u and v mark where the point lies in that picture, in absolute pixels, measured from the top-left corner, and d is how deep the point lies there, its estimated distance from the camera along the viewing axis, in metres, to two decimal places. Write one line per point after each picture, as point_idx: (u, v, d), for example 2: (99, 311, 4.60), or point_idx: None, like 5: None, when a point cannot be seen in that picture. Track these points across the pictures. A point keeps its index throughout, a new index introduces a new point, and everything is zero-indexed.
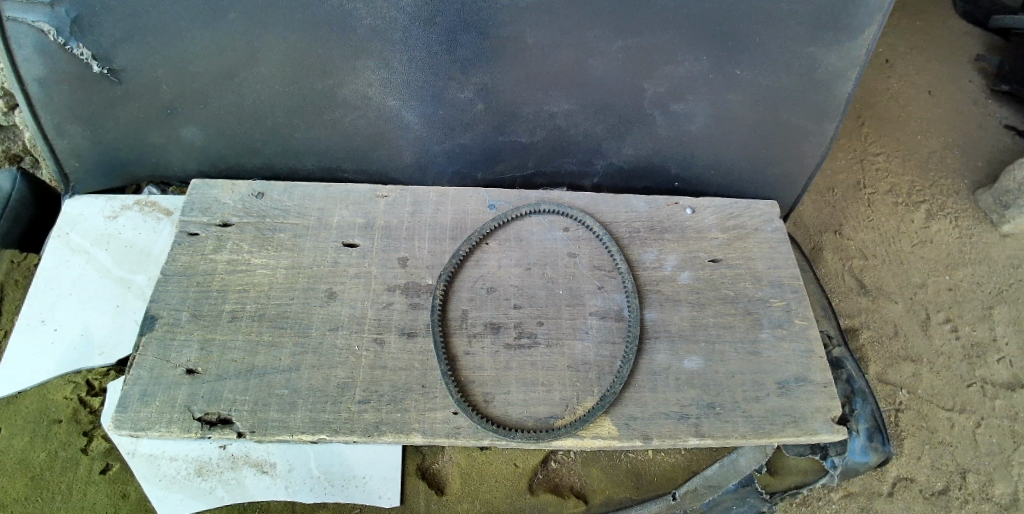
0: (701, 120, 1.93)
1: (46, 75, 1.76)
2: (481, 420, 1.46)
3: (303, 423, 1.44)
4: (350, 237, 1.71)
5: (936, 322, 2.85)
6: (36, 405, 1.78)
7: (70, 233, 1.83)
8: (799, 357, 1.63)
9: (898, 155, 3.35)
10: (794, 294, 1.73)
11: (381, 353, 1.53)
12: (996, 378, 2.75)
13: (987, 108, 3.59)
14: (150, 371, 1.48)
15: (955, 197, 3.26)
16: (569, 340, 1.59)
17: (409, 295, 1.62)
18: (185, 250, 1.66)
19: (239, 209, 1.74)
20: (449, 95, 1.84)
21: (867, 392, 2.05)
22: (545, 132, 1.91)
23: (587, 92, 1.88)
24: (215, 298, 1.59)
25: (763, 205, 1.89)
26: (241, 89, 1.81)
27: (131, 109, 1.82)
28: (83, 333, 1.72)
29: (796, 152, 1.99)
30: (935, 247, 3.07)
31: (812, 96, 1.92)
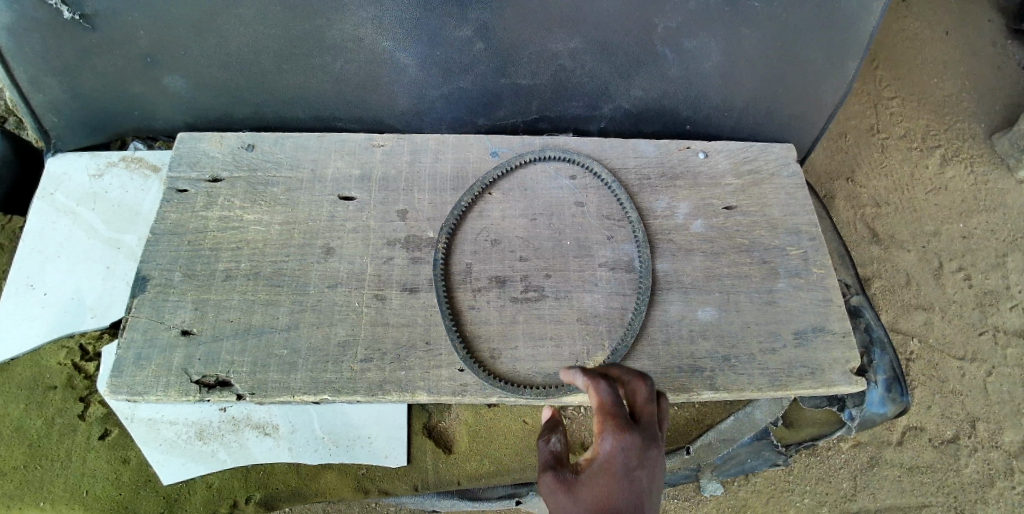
0: (714, 58, 1.81)
1: (15, 22, 1.64)
2: (485, 373, 1.42)
3: (304, 384, 1.40)
4: (346, 190, 1.63)
5: (949, 271, 2.78)
6: (31, 371, 1.68)
7: (54, 193, 1.74)
8: (817, 306, 1.57)
9: (914, 97, 3.21)
10: (812, 242, 1.65)
11: (382, 309, 1.47)
12: (1008, 326, 2.70)
13: (1006, 48, 3.43)
14: (143, 333, 1.43)
15: (971, 141, 3.14)
16: (578, 292, 1.52)
17: (410, 249, 1.55)
18: (173, 208, 1.58)
19: (229, 163, 1.65)
20: (446, 33, 1.74)
21: (886, 342, 2.00)
22: (549, 73, 1.79)
23: (594, 29, 1.77)
24: (208, 256, 1.52)
25: (779, 149, 1.79)
26: (225, 33, 1.70)
27: (109, 58, 1.71)
28: (74, 296, 1.66)
29: (814, 89, 1.87)
30: (950, 194, 2.97)
31: (835, 29, 1.80)
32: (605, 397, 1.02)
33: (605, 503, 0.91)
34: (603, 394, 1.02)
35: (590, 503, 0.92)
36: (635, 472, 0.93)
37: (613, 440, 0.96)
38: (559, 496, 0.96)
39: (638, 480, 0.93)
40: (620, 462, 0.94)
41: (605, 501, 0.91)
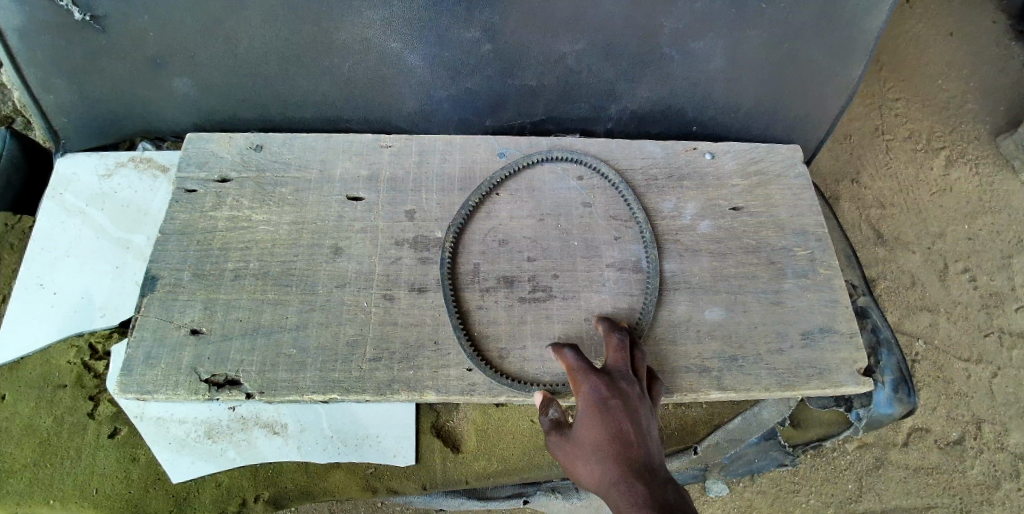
0: (721, 59, 1.81)
1: (25, 25, 1.65)
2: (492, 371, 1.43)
3: (313, 383, 1.40)
4: (355, 190, 1.63)
5: (955, 272, 2.78)
6: (41, 370, 1.69)
7: (64, 193, 1.75)
8: (824, 307, 1.57)
9: (919, 98, 3.21)
10: (819, 243, 1.65)
11: (391, 309, 1.48)
12: (1014, 327, 2.69)
13: (1011, 48, 3.42)
14: (153, 332, 1.44)
15: (976, 142, 3.14)
16: (585, 292, 1.53)
17: (418, 249, 1.55)
18: (183, 208, 1.60)
19: (238, 163, 1.66)
20: (454, 35, 1.73)
21: (893, 342, 1.99)
22: (555, 74, 1.80)
23: (601, 31, 1.76)
24: (217, 256, 1.53)
25: (786, 149, 1.80)
26: (232, 34, 1.70)
27: (119, 59, 1.72)
28: (83, 296, 1.66)
29: (820, 89, 1.88)
30: (955, 195, 2.97)
31: (841, 30, 1.80)
32: (579, 359, 1.25)
33: (593, 430, 1.10)
34: (574, 358, 1.26)
35: (583, 438, 1.11)
36: (610, 400, 1.13)
37: (587, 382, 1.18)
38: (565, 448, 1.14)
39: (612, 404, 1.12)
40: (594, 396, 1.15)
41: (592, 429, 1.10)
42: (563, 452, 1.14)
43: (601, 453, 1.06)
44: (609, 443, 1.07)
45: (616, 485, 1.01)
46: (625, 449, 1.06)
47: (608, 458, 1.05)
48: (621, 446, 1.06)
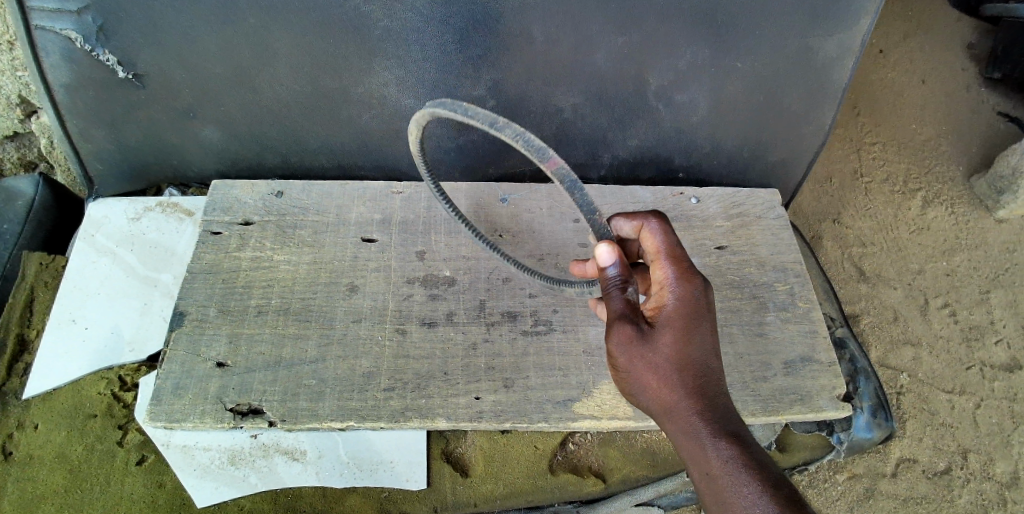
0: (704, 110, 1.97)
1: (72, 80, 1.80)
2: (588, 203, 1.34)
3: (331, 411, 1.50)
4: (369, 232, 1.79)
5: (935, 307, 2.93)
6: (72, 400, 1.74)
7: (94, 235, 1.89)
8: (804, 337, 1.70)
9: (893, 143, 3.42)
10: (797, 278, 1.80)
11: (403, 342, 1.60)
12: (994, 360, 2.82)
13: (980, 95, 3.67)
14: (181, 365, 1.54)
15: (950, 184, 3.34)
16: (583, 326, 1.65)
17: (428, 287, 1.69)
18: (209, 248, 1.74)
19: (260, 208, 1.82)
20: (462, 93, 1.86)
21: (870, 371, 2.12)
22: (553, 126, 1.96)
23: (595, 86, 1.90)
24: (241, 294, 1.65)
25: (764, 194, 1.98)
26: (259, 92, 1.85)
27: (153, 111, 1.87)
28: (113, 332, 1.76)
29: (795, 139, 2.06)
30: (932, 233, 3.14)
31: (811, 84, 1.96)
32: (668, 251, 1.25)
33: (683, 350, 1.17)
34: (669, 247, 1.24)
35: (667, 349, 1.16)
36: (703, 319, 1.19)
37: (685, 289, 1.20)
38: (639, 346, 1.16)
39: (704, 322, 1.19)
40: (692, 307, 1.19)
41: (682, 347, 1.17)
42: (631, 350, 1.16)
43: (684, 369, 1.16)
44: (694, 361, 1.17)
45: (700, 417, 1.13)
46: (706, 371, 1.17)
47: (694, 383, 1.16)
48: (702, 366, 1.17)
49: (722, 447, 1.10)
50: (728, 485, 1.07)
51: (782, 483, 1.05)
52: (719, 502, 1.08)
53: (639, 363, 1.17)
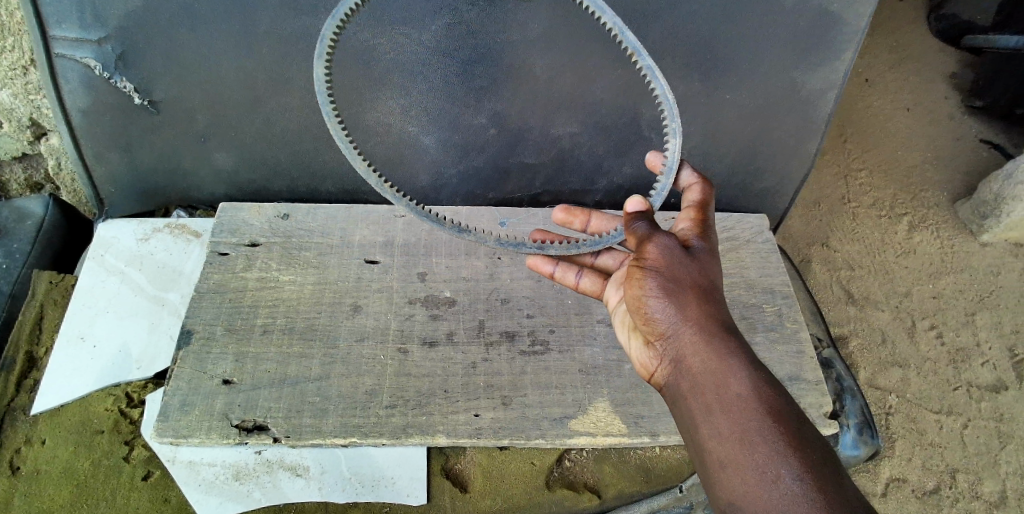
0: (696, 139, 2.06)
1: (90, 105, 1.89)
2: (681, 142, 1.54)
3: (335, 428, 1.54)
4: (372, 254, 1.85)
5: (922, 329, 3.00)
6: (79, 417, 1.76)
7: (104, 255, 1.95)
8: (791, 357, 1.76)
9: (880, 169, 3.54)
10: (785, 300, 1.87)
11: (405, 361, 1.65)
12: (981, 381, 2.88)
13: (964, 123, 3.80)
14: (188, 382, 1.59)
15: (935, 209, 3.44)
16: (579, 346, 1.72)
17: (429, 307, 1.75)
18: (216, 269, 1.79)
19: (266, 230, 1.89)
20: (463, 121, 1.96)
21: (855, 390, 2.13)
22: (551, 153, 2.05)
23: (591, 116, 1.98)
24: (247, 313, 1.70)
25: (754, 219, 2.07)
26: (270, 118, 1.93)
27: (167, 136, 1.96)
28: (121, 349, 1.80)
29: (781, 168, 2.15)
30: (919, 257, 3.24)
31: (797, 116, 2.05)
32: (704, 207, 1.43)
33: (704, 279, 1.23)
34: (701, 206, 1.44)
35: (690, 271, 1.23)
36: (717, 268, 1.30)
37: (707, 240, 1.34)
38: (678, 254, 1.25)
39: (717, 271, 1.29)
40: (710, 253, 1.31)
41: (711, 279, 1.25)
42: (668, 254, 1.25)
43: (705, 294, 1.21)
44: (712, 293, 1.23)
45: (727, 341, 1.13)
46: (720, 308, 1.22)
47: (721, 312, 1.20)
48: (716, 301, 1.22)
49: (750, 372, 1.08)
50: (752, 406, 1.02)
51: (802, 423, 1.02)
52: (738, 421, 1.01)
53: (675, 270, 1.23)
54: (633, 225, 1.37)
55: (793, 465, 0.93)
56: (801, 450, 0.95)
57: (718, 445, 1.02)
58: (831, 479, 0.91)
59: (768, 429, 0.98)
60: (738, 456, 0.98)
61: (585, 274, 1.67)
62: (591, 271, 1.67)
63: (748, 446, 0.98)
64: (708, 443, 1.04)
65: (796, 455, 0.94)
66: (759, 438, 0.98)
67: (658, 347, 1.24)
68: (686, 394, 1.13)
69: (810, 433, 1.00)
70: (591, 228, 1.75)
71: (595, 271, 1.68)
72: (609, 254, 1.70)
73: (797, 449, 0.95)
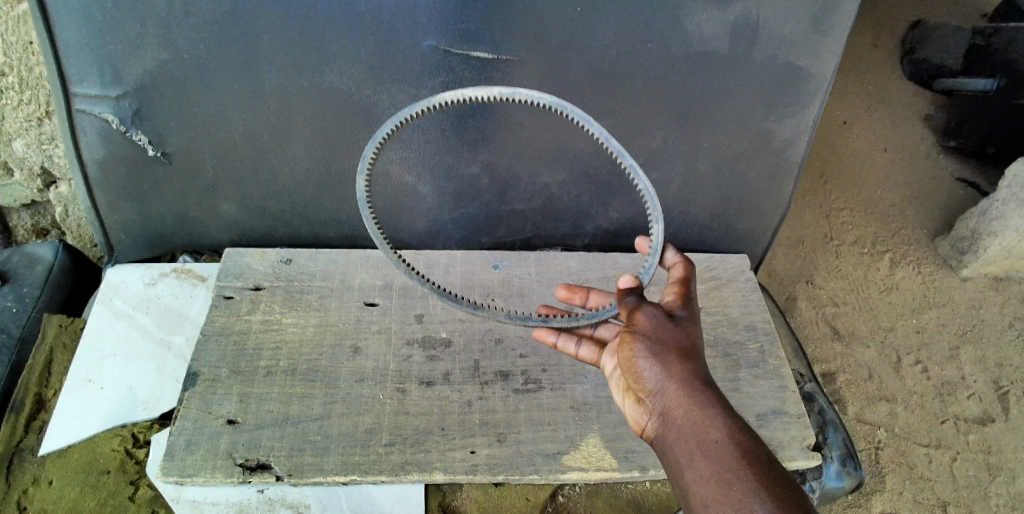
0: (676, 184, 2.21)
1: (106, 157, 1.99)
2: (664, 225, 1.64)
3: (336, 465, 1.60)
4: (371, 296, 1.94)
5: (907, 363, 3.09)
6: (87, 457, 1.78)
7: (112, 299, 2.03)
8: (775, 392, 1.84)
9: (861, 209, 3.69)
10: (767, 337, 1.96)
11: (403, 399, 1.72)
12: (968, 414, 2.94)
13: (939, 163, 3.98)
14: (194, 422, 1.64)
15: (915, 246, 3.57)
16: (570, 383, 1.79)
17: (426, 348, 1.83)
18: (221, 312, 1.87)
19: (270, 274, 1.98)
20: (458, 171, 2.07)
21: (837, 423, 2.18)
22: (541, 200, 2.17)
23: (578, 165, 2.12)
24: (251, 355, 1.77)
25: (735, 259, 2.18)
26: (276, 169, 2.05)
27: (178, 186, 2.07)
28: (129, 390, 1.86)
29: (758, 211, 2.29)
30: (901, 293, 3.35)
31: (770, 162, 2.19)
32: (687, 278, 1.51)
33: (685, 338, 1.31)
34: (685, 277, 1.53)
35: (673, 331, 1.31)
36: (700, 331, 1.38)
37: (689, 306, 1.43)
38: (663, 319, 1.34)
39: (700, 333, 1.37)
40: (692, 316, 1.40)
41: (694, 341, 1.33)
42: (654, 320, 1.33)
43: (688, 352, 1.28)
44: (694, 351, 1.30)
45: (708, 395, 1.20)
46: (703, 365, 1.29)
47: (703, 370, 1.27)
48: (699, 358, 1.29)
49: (730, 423, 1.14)
50: (732, 454, 1.08)
51: (779, 470, 1.07)
52: (719, 467, 1.07)
53: (658, 332, 1.31)
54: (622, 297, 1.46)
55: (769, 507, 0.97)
56: (777, 493, 1.00)
57: (702, 492, 1.07)
58: None
59: (747, 474, 1.04)
60: (720, 501, 1.03)
61: (585, 343, 1.65)
62: (591, 340, 1.66)
63: (728, 491, 1.03)
64: (694, 493, 1.09)
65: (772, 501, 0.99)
66: (738, 483, 1.03)
67: (647, 403, 1.30)
68: (673, 447, 1.18)
69: (786, 478, 1.04)
70: (590, 304, 1.77)
71: (594, 341, 1.66)
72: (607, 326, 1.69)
73: (773, 493, 1.00)
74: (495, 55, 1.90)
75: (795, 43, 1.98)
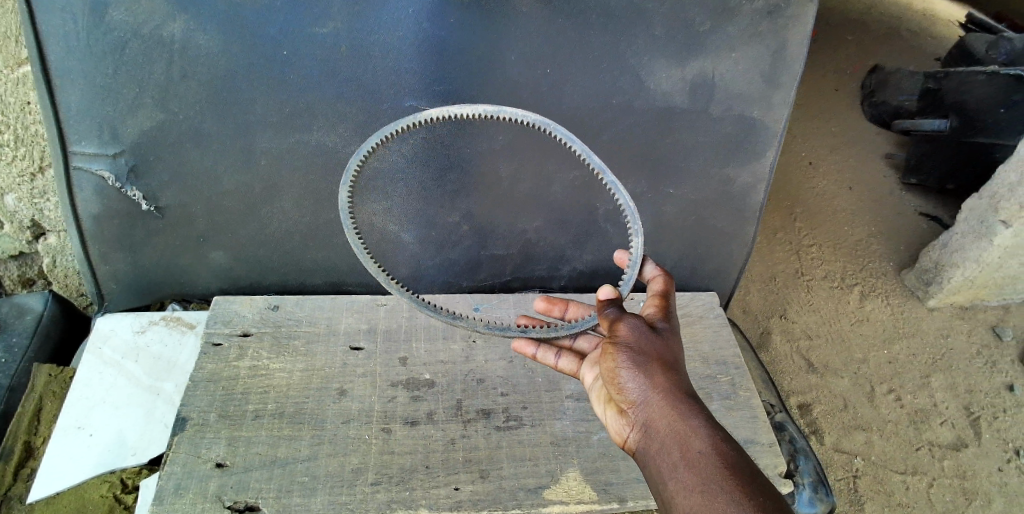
0: (647, 227, 2.31)
1: (101, 212, 2.09)
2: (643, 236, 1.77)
3: (324, 505, 1.64)
4: (357, 341, 2.02)
5: (881, 393, 3.19)
6: (74, 504, 1.80)
7: (101, 347, 2.07)
8: (746, 422, 1.93)
9: (830, 245, 3.86)
10: (737, 370, 2.06)
11: (388, 439, 1.77)
12: (941, 440, 3.04)
13: (903, 199, 4.18)
14: (183, 466, 1.68)
15: (883, 278, 3.74)
16: (550, 420, 1.87)
17: (410, 388, 1.90)
18: (210, 358, 1.93)
19: (258, 320, 2.05)
20: (439, 220, 2.20)
21: (808, 451, 2.27)
22: (519, 245, 2.28)
23: (552, 213, 2.25)
24: (240, 399, 1.83)
25: (705, 297, 2.30)
26: (266, 220, 2.15)
27: (169, 237, 2.15)
28: (117, 437, 1.90)
29: (723, 251, 2.41)
30: (873, 324, 3.49)
31: (732, 205, 2.34)
32: (667, 290, 1.62)
33: (666, 350, 1.40)
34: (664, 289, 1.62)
35: (654, 344, 1.40)
36: (679, 343, 1.46)
37: (669, 319, 1.52)
38: (644, 331, 1.43)
39: (679, 345, 1.46)
40: (672, 329, 1.48)
41: (674, 353, 1.42)
42: (636, 331, 1.42)
43: (669, 365, 1.36)
44: (674, 363, 1.38)
45: (690, 405, 1.27)
46: (683, 376, 1.37)
47: (684, 380, 1.35)
48: (679, 370, 1.37)
49: (711, 433, 1.21)
50: (713, 462, 1.15)
51: (759, 477, 1.14)
52: (700, 477, 1.13)
53: (640, 344, 1.39)
54: (604, 311, 1.56)
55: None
56: (756, 498, 1.07)
57: (684, 499, 1.14)
58: None
59: (726, 480, 1.11)
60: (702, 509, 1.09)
61: (564, 355, 1.76)
62: (570, 352, 1.77)
63: (709, 498, 1.09)
64: (675, 499, 1.16)
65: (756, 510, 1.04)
66: (719, 490, 1.10)
67: (630, 415, 1.38)
68: (657, 457, 1.26)
69: (764, 484, 1.11)
70: (568, 316, 1.90)
71: (572, 352, 1.78)
72: (586, 338, 1.81)
73: (752, 496, 1.07)
74: (471, 114, 2.06)
75: (746, 98, 2.22)
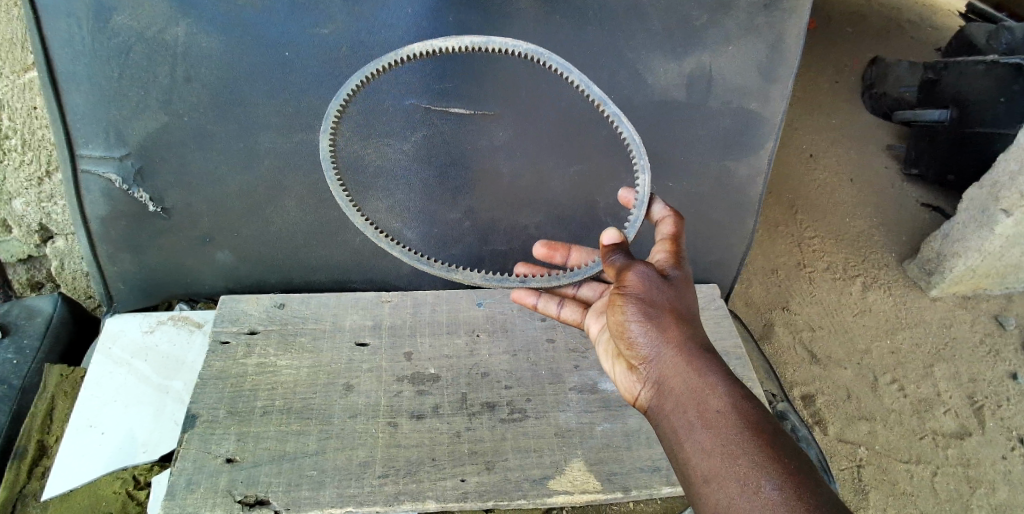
0: None
1: (108, 213, 2.12)
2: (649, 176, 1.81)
3: (332, 499, 1.67)
4: (362, 337, 2.04)
5: (884, 383, 3.21)
6: (89, 501, 1.84)
7: (111, 346, 2.10)
8: None
9: (831, 236, 3.87)
10: (739, 361, 2.08)
11: (395, 433, 1.80)
12: (945, 429, 3.05)
13: (904, 190, 4.18)
14: (194, 462, 1.71)
15: (885, 269, 3.75)
16: (554, 412, 1.89)
17: (415, 383, 1.93)
18: (218, 356, 1.96)
19: (264, 318, 2.08)
20: (440, 217, 2.21)
21: (809, 439, 2.27)
22: (520, 240, 2.26)
23: (553, 208, 2.26)
24: (248, 396, 1.86)
25: (705, 289, 2.32)
26: (270, 219, 2.17)
27: (176, 238, 2.18)
28: (129, 434, 1.93)
29: (724, 244, 2.39)
30: (875, 314, 3.50)
31: (732, 198, 2.35)
32: (677, 235, 1.63)
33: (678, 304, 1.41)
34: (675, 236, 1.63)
35: (666, 297, 1.42)
36: (691, 294, 1.48)
37: (681, 268, 1.53)
38: (653, 280, 1.44)
39: (691, 296, 1.47)
40: (684, 280, 1.50)
41: (686, 304, 1.44)
42: (646, 281, 1.44)
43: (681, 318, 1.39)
44: (686, 315, 1.41)
45: (704, 362, 1.30)
46: (696, 331, 1.39)
47: (695, 332, 1.38)
48: (692, 323, 1.40)
49: (728, 390, 1.23)
50: (730, 420, 1.17)
51: (777, 433, 1.16)
52: (718, 435, 1.16)
53: (651, 296, 1.42)
54: (611, 258, 1.58)
55: (772, 477, 1.06)
56: (773, 454, 1.10)
57: (698, 454, 1.18)
58: (810, 490, 1.03)
59: (743, 437, 1.14)
60: (721, 468, 1.12)
61: (566, 304, 1.93)
62: (573, 301, 1.93)
63: (727, 457, 1.12)
64: (690, 453, 1.20)
65: (774, 469, 1.07)
66: (735, 446, 1.13)
67: (642, 371, 1.42)
68: (671, 413, 1.29)
69: (784, 442, 1.13)
70: (571, 261, 2.02)
71: (576, 301, 1.93)
72: (589, 286, 1.94)
73: (770, 453, 1.10)
74: (471, 110, 2.15)
75: (742, 90, 2.24)
